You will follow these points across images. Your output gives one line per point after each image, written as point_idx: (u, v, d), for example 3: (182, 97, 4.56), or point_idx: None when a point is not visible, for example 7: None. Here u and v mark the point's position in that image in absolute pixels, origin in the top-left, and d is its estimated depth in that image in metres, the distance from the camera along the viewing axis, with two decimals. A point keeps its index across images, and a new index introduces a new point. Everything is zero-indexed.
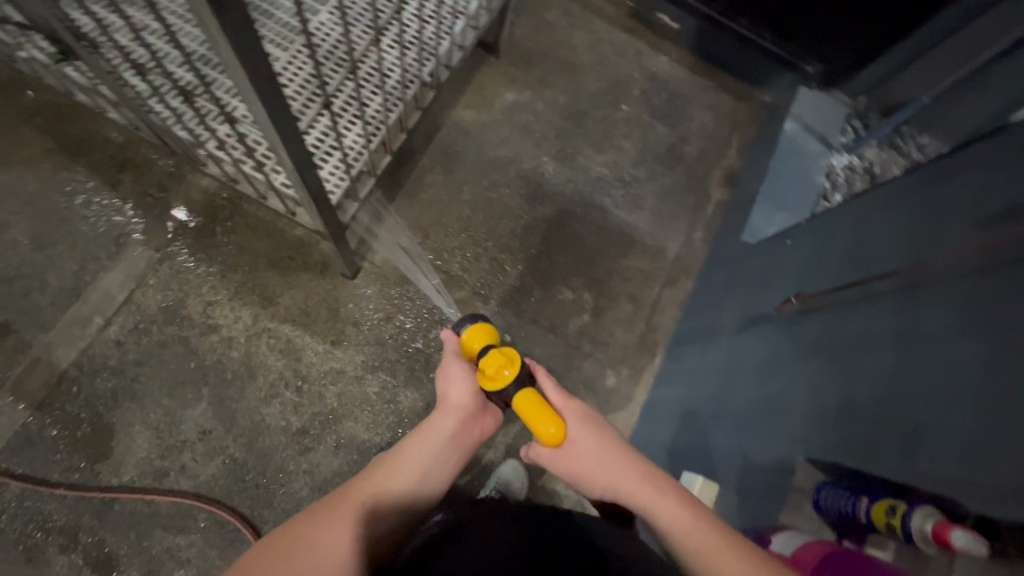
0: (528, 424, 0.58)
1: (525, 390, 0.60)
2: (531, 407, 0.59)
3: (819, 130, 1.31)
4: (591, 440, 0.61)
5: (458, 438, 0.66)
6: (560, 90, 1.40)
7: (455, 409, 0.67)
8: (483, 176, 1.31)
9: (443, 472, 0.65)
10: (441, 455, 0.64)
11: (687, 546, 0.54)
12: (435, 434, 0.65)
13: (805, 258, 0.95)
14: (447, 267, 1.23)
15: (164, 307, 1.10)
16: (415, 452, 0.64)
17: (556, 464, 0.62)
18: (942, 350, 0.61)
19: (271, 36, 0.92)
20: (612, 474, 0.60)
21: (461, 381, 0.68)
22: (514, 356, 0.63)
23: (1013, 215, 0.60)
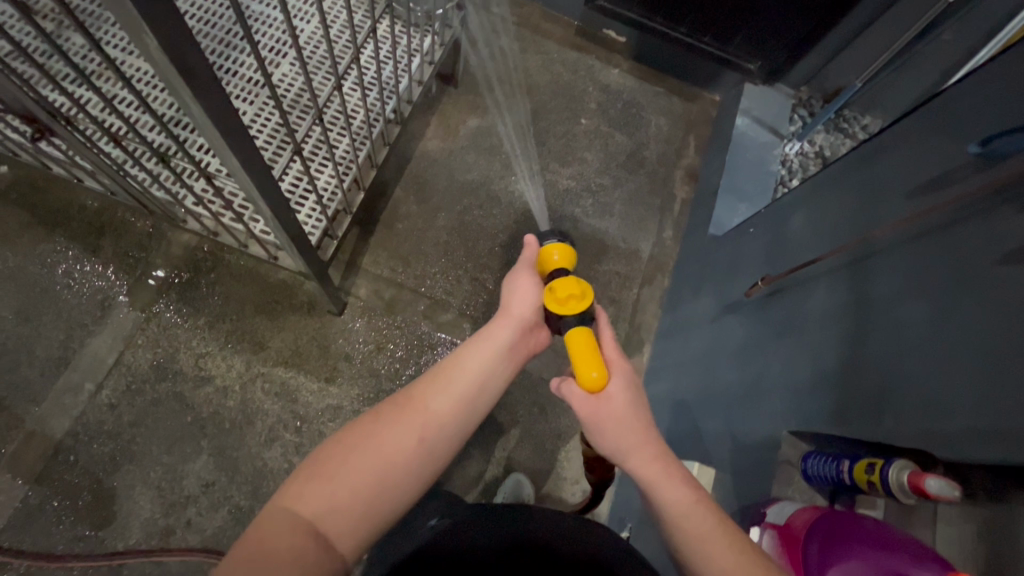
0: (574, 361, 0.59)
1: (583, 328, 0.61)
2: (583, 347, 0.59)
3: (768, 122, 1.41)
4: (624, 402, 0.61)
5: (514, 348, 0.66)
6: (520, 111, 1.46)
7: (515, 320, 0.66)
8: (455, 201, 1.35)
9: (501, 377, 0.64)
10: (500, 365, 0.64)
11: (681, 526, 0.55)
12: (492, 343, 0.64)
13: (767, 243, 1.00)
14: (431, 292, 1.26)
15: (155, 365, 1.11)
16: (473, 360, 0.62)
17: (580, 406, 0.61)
18: (894, 311, 0.66)
19: (236, 92, 0.97)
20: (627, 443, 0.60)
21: (523, 295, 0.68)
22: (587, 291, 0.64)
23: (941, 183, 0.66)
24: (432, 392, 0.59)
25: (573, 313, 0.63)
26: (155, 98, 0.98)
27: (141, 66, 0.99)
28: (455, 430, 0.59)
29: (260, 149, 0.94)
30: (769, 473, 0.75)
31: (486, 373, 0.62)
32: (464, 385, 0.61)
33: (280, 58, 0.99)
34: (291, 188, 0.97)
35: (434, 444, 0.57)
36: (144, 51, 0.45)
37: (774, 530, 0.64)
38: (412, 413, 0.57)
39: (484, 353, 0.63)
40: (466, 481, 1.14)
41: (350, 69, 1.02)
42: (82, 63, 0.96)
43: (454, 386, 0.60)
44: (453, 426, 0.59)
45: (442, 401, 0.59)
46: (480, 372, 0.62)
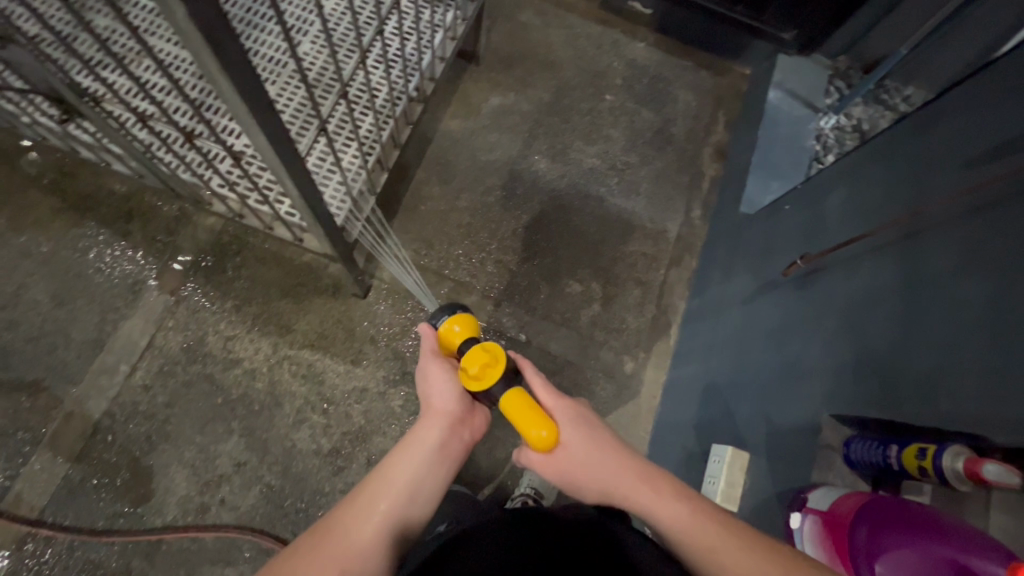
0: (518, 427, 0.58)
1: (513, 389, 0.59)
2: (520, 409, 0.58)
3: (802, 96, 1.35)
4: (585, 448, 0.62)
5: (444, 449, 0.63)
6: (543, 88, 1.43)
7: (439, 415, 0.65)
8: (478, 181, 1.33)
9: (433, 485, 0.61)
10: (430, 470, 0.61)
11: (688, 543, 0.57)
12: (416, 450, 0.62)
13: (804, 222, 0.96)
14: (454, 275, 1.25)
15: (186, 347, 1.12)
16: (397, 472, 0.60)
17: (547, 469, 0.63)
18: (949, 292, 0.62)
19: (263, 65, 0.97)
20: (608, 479, 0.62)
21: (444, 386, 0.67)
22: (497, 353, 0.64)
23: (1006, 150, 0.62)
24: (355, 517, 0.57)
25: (497, 380, 0.62)
26: (187, 82, 0.97)
27: (173, 51, 0.98)
28: (379, 556, 0.56)
29: (286, 124, 0.93)
30: (808, 458, 0.73)
31: (413, 484, 0.60)
32: (388, 501, 0.58)
33: (306, 30, 0.98)
34: (317, 164, 0.97)
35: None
36: (171, 22, 0.43)
37: (817, 516, 0.62)
38: (329, 547, 0.55)
39: (408, 460, 0.61)
40: (492, 463, 1.14)
41: (374, 42, 1.00)
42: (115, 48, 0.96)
43: (376, 507, 0.58)
44: (380, 551, 0.57)
45: (363, 525, 0.57)
46: (407, 484, 0.60)
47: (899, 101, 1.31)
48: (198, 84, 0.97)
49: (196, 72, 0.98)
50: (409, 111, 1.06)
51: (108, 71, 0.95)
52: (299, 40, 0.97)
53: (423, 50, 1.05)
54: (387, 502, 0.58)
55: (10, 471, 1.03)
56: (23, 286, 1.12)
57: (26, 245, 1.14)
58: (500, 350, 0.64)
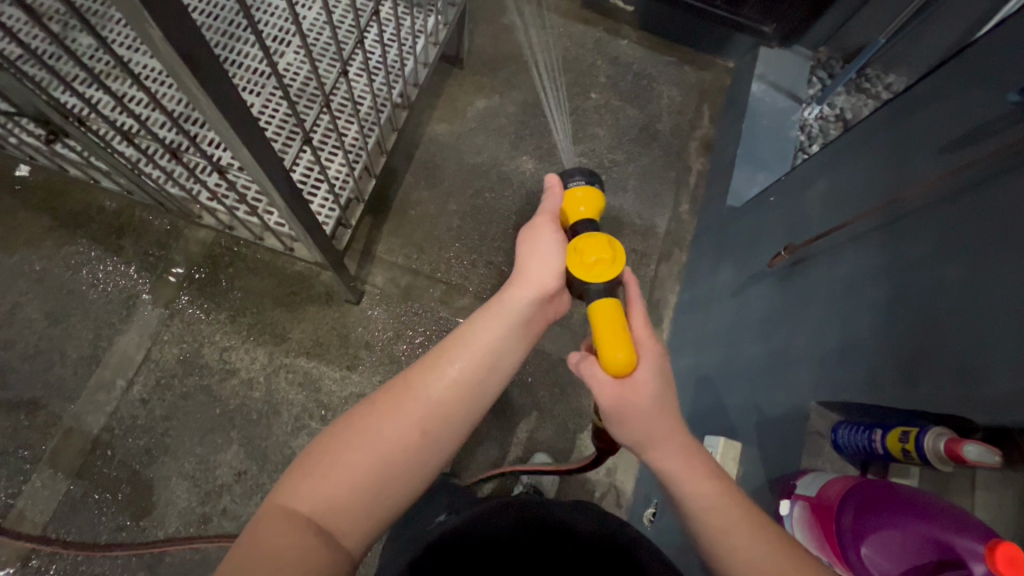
0: (598, 340, 0.53)
1: (609, 299, 0.54)
2: (608, 324, 0.53)
3: (785, 87, 1.36)
4: (650, 395, 0.57)
5: (527, 325, 0.60)
6: (528, 89, 1.44)
7: (534, 287, 0.60)
8: (467, 184, 1.34)
9: (513, 356, 0.59)
10: (514, 335, 0.59)
11: (704, 520, 0.55)
12: (502, 318, 0.59)
13: (788, 212, 0.97)
14: (447, 278, 1.26)
15: (182, 360, 1.13)
16: (483, 331, 0.58)
17: (606, 391, 0.56)
18: (927, 278, 0.63)
19: (244, 84, 0.98)
20: (651, 437, 0.58)
21: (545, 258, 0.61)
22: (620, 255, 0.57)
23: (975, 138, 0.64)
24: (436, 369, 0.56)
25: (601, 282, 0.55)
26: (165, 95, 0.99)
27: (150, 64, 1.00)
28: (460, 409, 0.55)
29: (270, 140, 0.94)
30: (797, 445, 0.74)
31: (495, 354, 0.58)
32: (473, 355, 0.57)
33: (285, 47, 0.99)
34: (302, 177, 0.98)
35: (438, 432, 0.54)
36: (149, 44, 0.44)
37: (805, 501, 0.63)
38: (414, 394, 0.54)
39: (497, 324, 0.58)
40: (490, 463, 1.15)
41: (355, 54, 1.01)
42: (92, 64, 0.97)
43: (458, 360, 0.57)
44: (460, 405, 0.55)
45: (446, 376, 0.56)
46: (489, 351, 0.58)
47: (882, 89, 1.33)
48: (180, 98, 0.99)
49: (173, 84, 0.99)
50: (394, 118, 1.07)
51: (86, 87, 0.97)
52: (280, 53, 0.99)
53: (405, 57, 1.06)
54: (468, 361, 0.57)
55: (11, 490, 1.04)
56: (18, 306, 1.12)
57: (19, 264, 1.14)
58: (621, 252, 0.58)
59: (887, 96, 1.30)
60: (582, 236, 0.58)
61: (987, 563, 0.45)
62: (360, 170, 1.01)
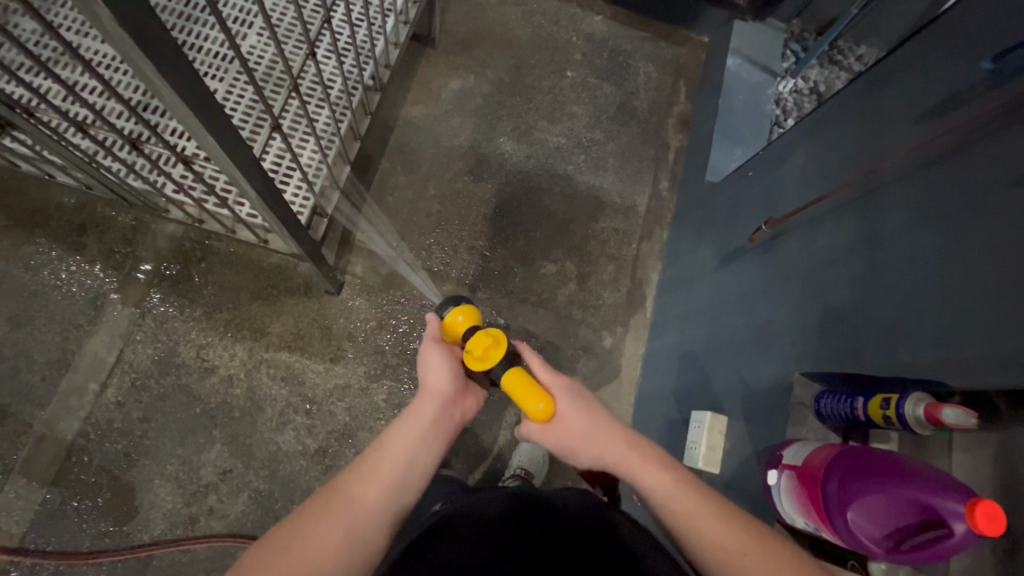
0: (516, 401, 0.57)
1: (514, 369, 0.58)
2: (519, 385, 0.57)
3: (760, 60, 1.37)
4: (581, 419, 0.59)
5: (439, 423, 0.63)
6: (503, 68, 1.41)
7: (436, 396, 0.64)
8: (445, 168, 1.31)
9: (432, 451, 0.61)
10: (425, 443, 0.61)
11: (669, 509, 0.56)
12: (414, 421, 0.62)
13: (768, 185, 0.98)
14: (429, 264, 1.24)
15: (157, 359, 1.09)
16: (395, 441, 0.60)
17: (546, 440, 0.60)
18: (902, 248, 0.65)
19: (205, 69, 0.93)
20: (597, 447, 0.59)
21: (442, 368, 0.67)
22: (500, 337, 0.64)
23: (947, 107, 0.64)
24: (356, 482, 0.57)
25: (497, 363, 0.62)
26: (120, 81, 0.94)
27: (102, 50, 0.94)
28: (379, 519, 0.56)
29: (237, 127, 0.90)
30: (781, 416, 0.75)
31: (411, 451, 0.60)
32: (388, 467, 0.58)
33: (248, 29, 0.95)
34: (273, 165, 0.95)
35: (373, 523, 0.55)
36: (98, 26, 0.41)
37: (792, 471, 0.64)
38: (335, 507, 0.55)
39: (407, 433, 0.61)
40: (481, 447, 1.16)
41: (323, 34, 0.97)
42: (39, 51, 0.91)
43: (377, 473, 0.58)
44: (380, 512, 0.56)
45: (365, 489, 0.56)
46: (405, 453, 0.59)
47: (854, 60, 1.34)
48: (135, 85, 0.94)
49: (128, 70, 0.94)
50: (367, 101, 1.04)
51: (33, 75, 0.91)
52: (243, 34, 0.95)
53: (375, 37, 1.03)
54: (386, 472, 0.58)
55: None
56: None
57: None
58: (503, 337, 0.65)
59: (859, 68, 1.32)
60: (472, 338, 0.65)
61: (969, 521, 0.47)
62: (333, 156, 0.98)
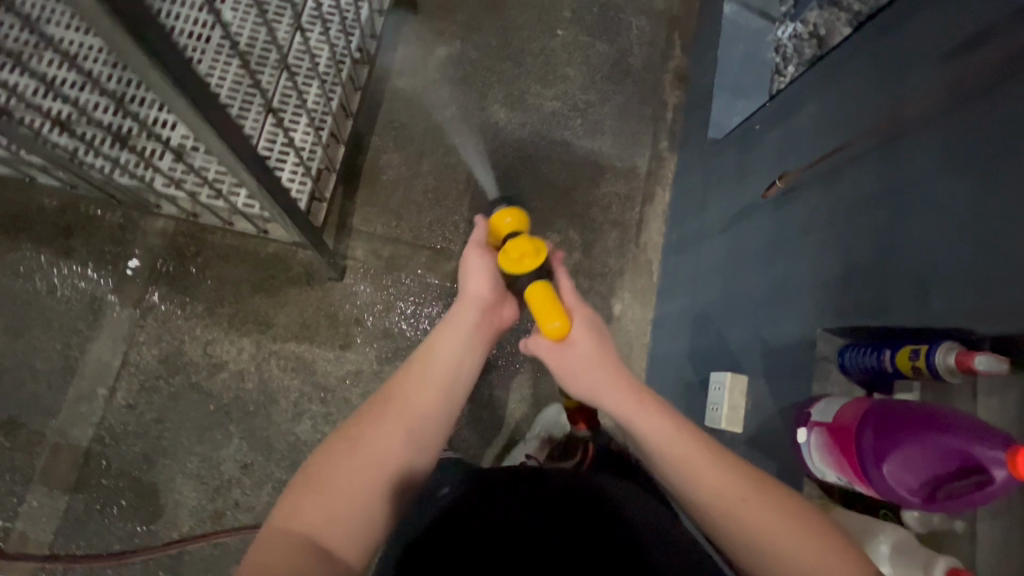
0: (535, 314, 0.63)
1: (540, 282, 0.64)
2: (541, 299, 0.63)
3: (757, 7, 1.32)
4: (590, 347, 0.64)
5: (479, 327, 0.69)
6: (491, 30, 1.34)
7: (473, 302, 0.70)
8: (439, 142, 1.27)
9: (471, 358, 0.68)
10: (467, 349, 0.68)
11: (668, 456, 0.59)
12: (456, 329, 0.68)
13: (776, 138, 0.95)
14: (431, 244, 1.22)
15: (164, 359, 1.07)
16: (442, 350, 0.67)
17: (552, 360, 0.65)
18: (929, 194, 0.63)
19: (186, 38, 0.88)
20: (595, 383, 0.63)
21: (481, 275, 0.70)
22: (540, 246, 0.68)
23: (979, 42, 0.61)
24: (408, 389, 0.65)
25: (528, 272, 0.66)
26: (105, 74, 0.88)
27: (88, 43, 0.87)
28: (434, 423, 0.65)
29: (226, 104, 0.87)
30: (803, 372, 0.75)
31: (454, 362, 0.67)
32: (435, 376, 0.65)
33: None
34: (267, 146, 0.90)
35: (419, 439, 0.63)
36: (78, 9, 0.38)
37: (823, 428, 0.64)
38: (393, 411, 0.63)
39: (453, 341, 0.67)
40: (497, 421, 1.17)
41: None
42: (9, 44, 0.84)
43: (428, 381, 0.65)
44: (434, 416, 0.65)
45: (417, 397, 0.64)
46: (450, 363, 0.66)
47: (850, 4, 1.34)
48: (117, 75, 0.88)
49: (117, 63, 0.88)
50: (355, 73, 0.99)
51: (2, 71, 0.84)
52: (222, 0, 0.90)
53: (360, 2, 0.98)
54: (435, 382, 0.65)
55: (7, 514, 0.99)
56: None
57: None
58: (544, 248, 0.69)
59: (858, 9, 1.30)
60: (512, 241, 0.68)
61: (1008, 467, 0.47)
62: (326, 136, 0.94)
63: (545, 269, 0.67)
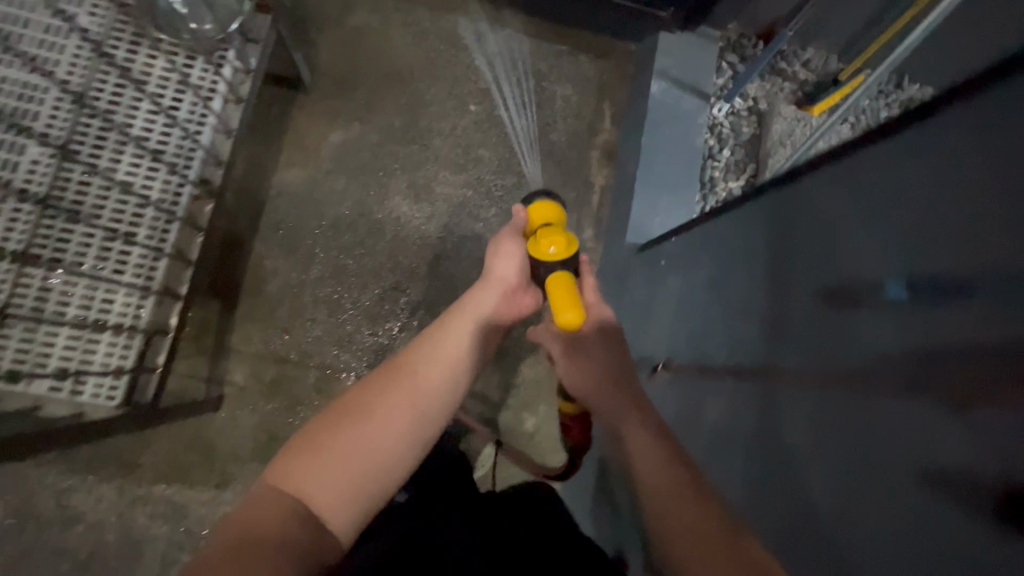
0: (551, 306, 0.61)
1: (562, 272, 0.62)
2: (561, 290, 0.61)
3: (688, 84, 1.19)
4: (597, 347, 0.71)
5: (496, 310, 0.72)
6: (393, 110, 1.21)
7: (496, 284, 0.72)
8: (332, 243, 1.14)
9: (482, 340, 0.71)
10: (481, 331, 0.70)
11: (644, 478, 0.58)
12: (477, 308, 0.71)
13: (675, 285, 0.86)
14: (321, 361, 1.10)
15: (11, 513, 0.97)
16: (460, 328, 0.69)
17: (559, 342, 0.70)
18: (794, 475, 0.52)
19: None
20: (589, 386, 0.70)
21: (511, 259, 0.72)
22: (573, 240, 0.66)
23: (853, 301, 0.50)
24: (424, 362, 0.65)
25: (557, 260, 0.65)
26: None
27: None
28: (446, 400, 0.64)
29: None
30: None
31: (468, 341, 0.68)
32: (451, 353, 0.67)
33: None
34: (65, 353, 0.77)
35: (427, 416, 0.62)
36: None
37: None
38: (406, 384, 0.63)
39: (471, 323, 0.70)
40: None
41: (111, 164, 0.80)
42: None
43: (445, 355, 0.66)
44: (443, 398, 0.64)
45: (432, 373, 0.64)
46: (465, 342, 0.68)
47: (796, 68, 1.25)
48: None
49: None
50: (195, 212, 0.85)
51: None
52: (24, 144, 0.76)
53: (195, 130, 0.84)
54: (451, 356, 0.66)
55: None
56: None
57: None
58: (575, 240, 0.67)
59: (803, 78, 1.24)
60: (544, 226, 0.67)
61: None
62: (150, 304, 0.81)
63: (571, 262, 0.66)
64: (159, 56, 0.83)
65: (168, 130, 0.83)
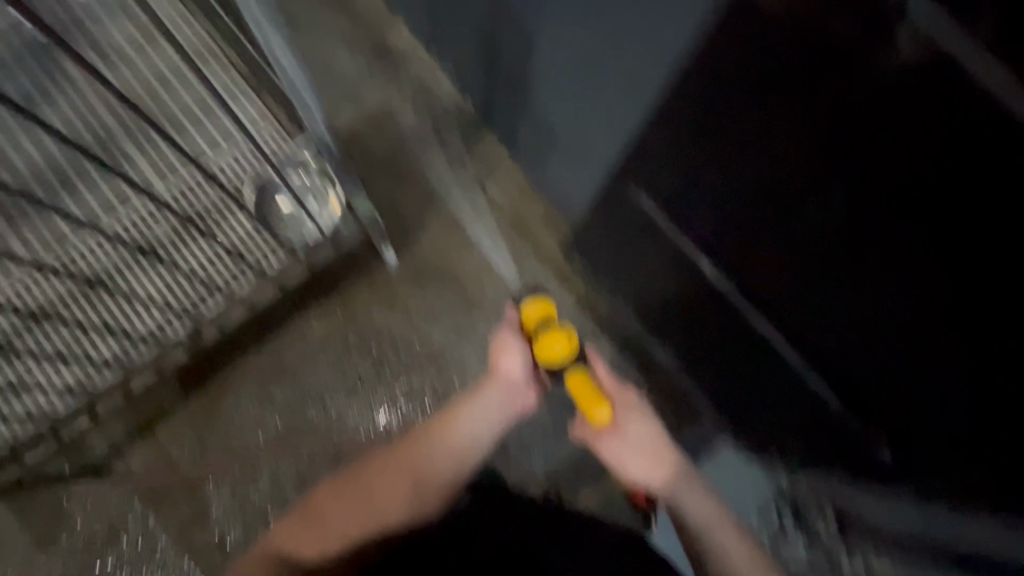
0: (577, 402, 0.67)
1: (579, 373, 0.66)
2: (580, 388, 0.66)
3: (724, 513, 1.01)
4: (634, 429, 0.74)
5: (496, 404, 0.77)
6: (439, 328, 1.17)
7: (501, 382, 0.76)
8: (298, 406, 1.13)
9: (486, 433, 0.78)
10: (484, 425, 0.78)
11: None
12: (480, 403, 0.78)
13: None
14: (203, 499, 1.08)
15: None
16: (461, 421, 0.78)
17: (598, 437, 0.75)
18: None
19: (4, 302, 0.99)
20: (654, 466, 0.74)
21: (512, 356, 0.73)
22: (572, 336, 0.67)
23: None
24: (430, 447, 0.77)
25: (570, 360, 0.66)
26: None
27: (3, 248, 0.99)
28: (446, 476, 0.77)
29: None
30: None
31: (471, 435, 0.78)
32: (453, 443, 0.77)
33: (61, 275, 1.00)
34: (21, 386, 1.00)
35: (421, 496, 0.76)
36: None
37: None
38: (407, 463, 0.76)
39: (474, 417, 0.77)
40: None
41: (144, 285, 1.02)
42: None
43: (447, 444, 0.77)
44: (442, 477, 0.76)
45: (431, 461, 0.76)
46: (465, 430, 0.77)
47: None
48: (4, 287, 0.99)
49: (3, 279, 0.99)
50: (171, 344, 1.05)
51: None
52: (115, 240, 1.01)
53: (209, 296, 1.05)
54: (450, 445, 0.77)
55: None
56: None
57: None
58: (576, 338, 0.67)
59: None
60: (549, 331, 0.67)
61: None
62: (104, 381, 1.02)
63: (581, 356, 0.68)
64: (235, 231, 1.05)
65: (195, 286, 1.04)
